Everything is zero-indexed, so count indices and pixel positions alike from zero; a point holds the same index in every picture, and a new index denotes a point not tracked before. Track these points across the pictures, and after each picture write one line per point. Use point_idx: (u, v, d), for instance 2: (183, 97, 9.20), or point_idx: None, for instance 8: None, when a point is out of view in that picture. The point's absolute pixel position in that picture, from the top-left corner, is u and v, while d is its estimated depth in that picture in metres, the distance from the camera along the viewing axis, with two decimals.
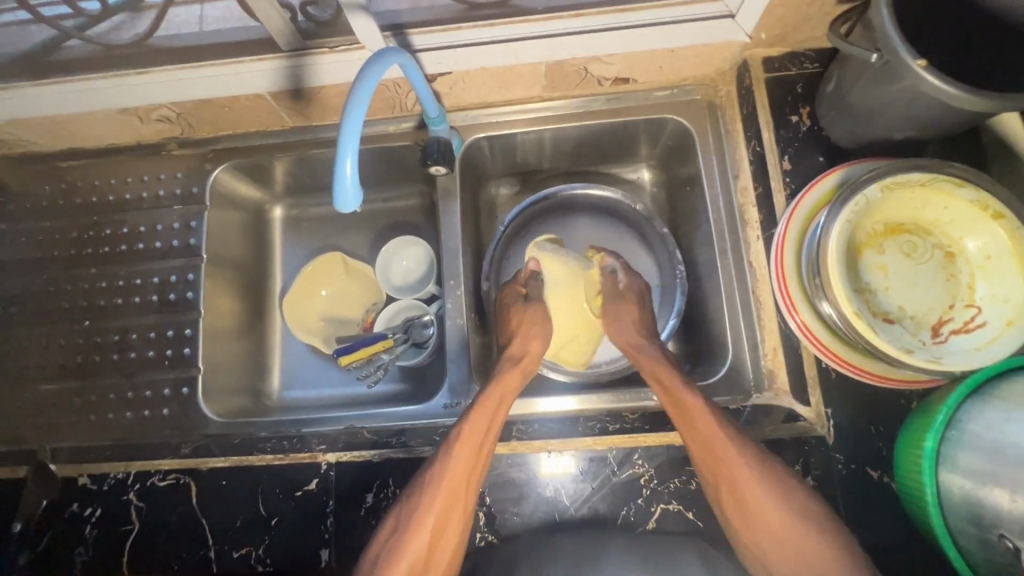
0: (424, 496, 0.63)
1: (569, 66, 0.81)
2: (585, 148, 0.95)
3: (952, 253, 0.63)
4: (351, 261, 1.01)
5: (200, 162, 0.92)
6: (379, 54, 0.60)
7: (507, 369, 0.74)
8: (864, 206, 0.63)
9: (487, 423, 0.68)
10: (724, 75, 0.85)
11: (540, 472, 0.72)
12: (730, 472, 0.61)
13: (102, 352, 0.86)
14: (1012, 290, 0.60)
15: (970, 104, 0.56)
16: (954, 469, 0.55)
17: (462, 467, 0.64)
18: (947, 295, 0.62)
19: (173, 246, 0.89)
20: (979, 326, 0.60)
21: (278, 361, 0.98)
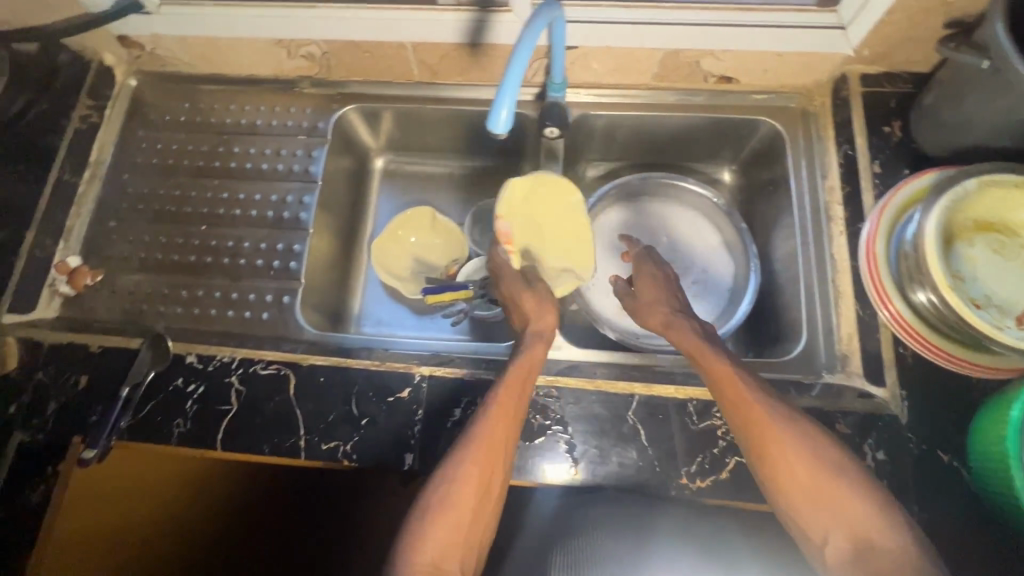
0: (456, 462, 0.66)
1: (683, 57, 0.89)
2: (677, 141, 1.03)
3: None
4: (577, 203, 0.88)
5: (327, 101, 1.00)
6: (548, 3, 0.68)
7: (534, 344, 0.77)
8: (961, 197, 0.68)
9: (509, 389, 0.71)
10: (820, 87, 0.92)
11: (618, 411, 0.75)
12: (766, 424, 0.66)
13: (214, 255, 0.92)
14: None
15: None
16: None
17: (492, 430, 0.68)
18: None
19: (293, 171, 0.97)
20: None
21: (360, 296, 1.04)
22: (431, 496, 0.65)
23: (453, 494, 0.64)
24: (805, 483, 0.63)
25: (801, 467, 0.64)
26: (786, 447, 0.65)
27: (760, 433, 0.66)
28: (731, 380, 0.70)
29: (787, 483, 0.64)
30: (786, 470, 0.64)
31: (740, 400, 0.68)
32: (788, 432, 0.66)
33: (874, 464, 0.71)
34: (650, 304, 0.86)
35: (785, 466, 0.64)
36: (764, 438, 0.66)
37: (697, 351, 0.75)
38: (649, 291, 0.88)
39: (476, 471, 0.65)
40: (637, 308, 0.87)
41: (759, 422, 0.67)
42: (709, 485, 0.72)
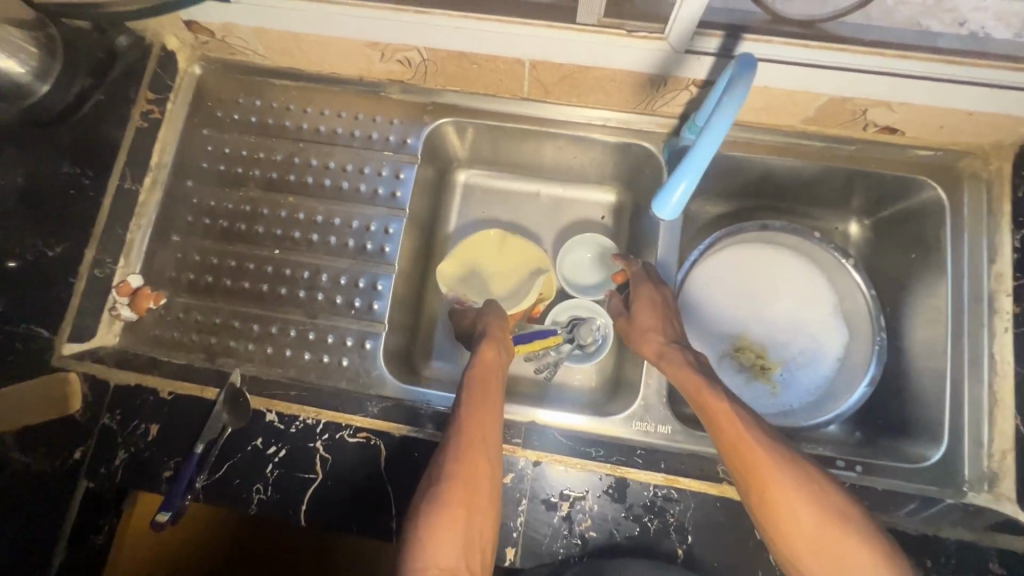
0: (445, 463, 0.61)
1: (850, 104, 0.76)
2: (810, 187, 0.90)
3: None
4: (509, 238, 0.93)
5: (419, 113, 0.88)
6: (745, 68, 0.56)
7: (485, 344, 0.72)
8: None
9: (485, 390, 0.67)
10: (999, 151, 0.79)
11: (745, 526, 0.67)
12: (759, 464, 0.60)
13: (289, 286, 0.83)
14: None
15: None
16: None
17: (474, 430, 0.63)
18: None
19: (378, 194, 0.86)
20: None
21: (435, 329, 0.94)
22: (424, 498, 0.60)
23: (433, 520, 0.57)
24: (808, 534, 0.58)
25: (806, 513, 0.58)
26: (782, 492, 0.59)
27: (756, 478, 0.60)
28: (728, 413, 0.64)
29: (792, 535, 0.58)
30: (791, 516, 0.58)
31: (742, 435, 0.62)
32: (782, 468, 0.60)
33: None
34: (644, 331, 0.77)
35: (787, 512, 0.58)
36: (763, 480, 0.60)
37: (700, 390, 0.66)
38: (647, 315, 0.77)
39: (468, 471, 0.61)
40: (633, 334, 0.78)
41: (755, 462, 0.60)
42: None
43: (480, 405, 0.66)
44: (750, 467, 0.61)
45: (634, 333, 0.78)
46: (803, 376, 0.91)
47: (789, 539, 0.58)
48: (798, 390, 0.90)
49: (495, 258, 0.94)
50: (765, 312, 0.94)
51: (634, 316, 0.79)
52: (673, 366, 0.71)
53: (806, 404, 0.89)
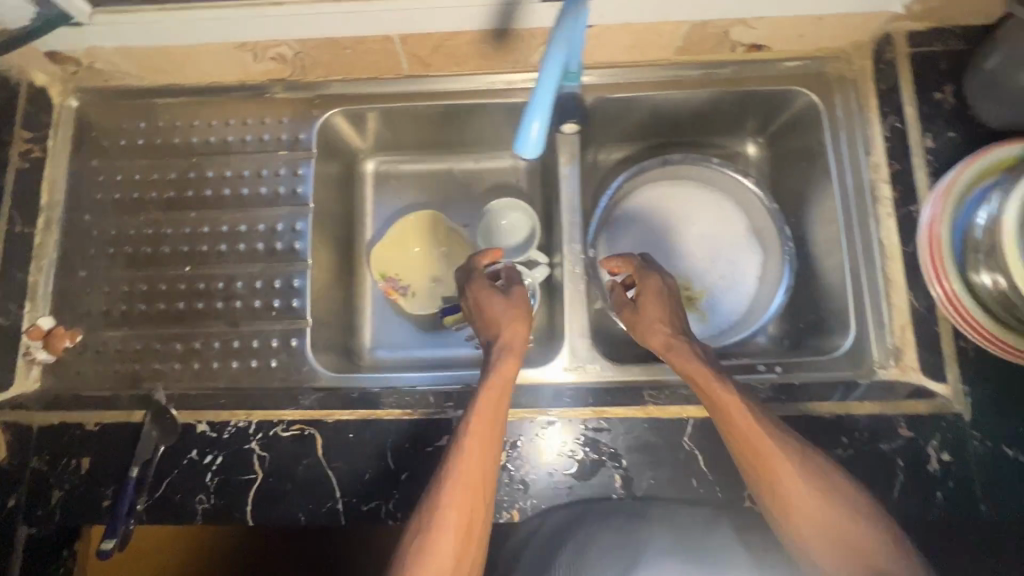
0: (442, 489, 0.64)
1: (710, 27, 0.78)
2: (699, 117, 0.93)
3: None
4: (433, 222, 0.99)
5: (307, 108, 0.88)
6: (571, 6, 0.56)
7: (501, 359, 0.72)
8: None
9: (491, 418, 0.67)
10: (860, 49, 0.83)
11: (674, 444, 0.71)
12: (769, 456, 0.64)
13: (207, 300, 0.83)
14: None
15: None
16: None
17: (476, 460, 0.65)
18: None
19: (279, 194, 0.86)
20: None
21: (369, 318, 0.99)
22: (423, 518, 0.64)
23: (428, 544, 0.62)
24: (808, 517, 0.63)
25: (803, 498, 0.63)
26: (788, 479, 0.63)
27: (763, 468, 0.64)
28: (737, 402, 0.66)
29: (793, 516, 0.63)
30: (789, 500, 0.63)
31: (750, 427, 0.65)
32: (790, 459, 0.64)
33: (940, 468, 0.68)
34: (652, 321, 0.77)
35: (790, 499, 0.64)
36: (769, 470, 0.64)
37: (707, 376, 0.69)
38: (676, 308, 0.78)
39: (466, 501, 0.64)
40: (636, 325, 0.78)
41: (763, 453, 0.64)
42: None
43: (488, 434, 0.66)
44: (757, 458, 0.65)
45: (643, 324, 0.77)
46: (726, 299, 0.95)
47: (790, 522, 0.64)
48: (722, 313, 0.94)
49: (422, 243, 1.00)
50: (683, 244, 0.97)
51: (640, 306, 0.78)
52: (676, 353, 0.73)
53: (732, 323, 0.93)
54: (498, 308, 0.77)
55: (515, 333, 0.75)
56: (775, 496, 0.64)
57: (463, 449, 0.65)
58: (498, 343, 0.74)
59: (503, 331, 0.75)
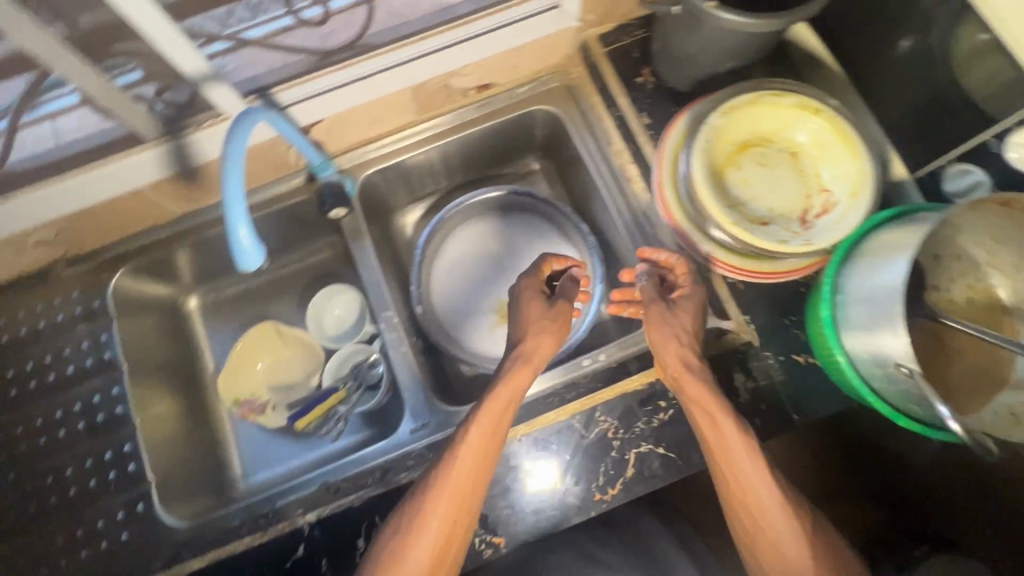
0: (432, 494, 0.67)
1: (430, 85, 0.86)
2: (471, 158, 1.01)
3: (798, 156, 0.73)
4: (271, 328, 1.01)
5: (94, 275, 0.89)
6: (231, 136, 0.60)
7: (518, 369, 0.73)
8: (711, 131, 0.72)
9: (490, 428, 0.69)
10: (571, 60, 0.93)
11: (531, 478, 0.73)
12: (739, 469, 0.65)
13: (39, 499, 0.80)
14: (850, 169, 0.70)
15: (769, 27, 0.67)
16: (846, 305, 0.62)
17: (467, 471, 0.67)
18: (804, 188, 0.72)
19: (88, 368, 0.85)
20: (834, 205, 0.70)
21: (235, 448, 0.97)
22: (404, 518, 0.68)
23: (399, 555, 0.66)
24: (776, 528, 0.64)
25: (773, 510, 0.65)
26: (761, 493, 0.65)
27: (732, 479, 0.66)
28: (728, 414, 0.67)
29: (758, 526, 0.65)
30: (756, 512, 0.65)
31: (735, 441, 0.66)
32: (765, 475, 0.66)
33: (751, 396, 0.74)
34: (667, 320, 0.74)
35: (751, 512, 0.65)
36: (740, 481, 0.66)
37: (680, 365, 0.70)
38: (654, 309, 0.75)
39: (453, 509, 0.66)
40: (654, 322, 0.74)
41: (739, 466, 0.65)
42: (621, 492, 0.72)
43: (476, 468, 0.68)
44: (728, 470, 0.66)
45: (665, 319, 0.74)
46: None
47: (746, 529, 0.66)
48: None
49: (264, 354, 1.01)
50: (508, 271, 1.03)
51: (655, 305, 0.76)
52: (655, 332, 0.73)
53: None
54: (532, 315, 0.78)
55: (543, 346, 0.76)
56: (738, 500, 0.66)
57: (458, 456, 0.68)
58: (518, 348, 0.75)
59: (527, 339, 0.76)
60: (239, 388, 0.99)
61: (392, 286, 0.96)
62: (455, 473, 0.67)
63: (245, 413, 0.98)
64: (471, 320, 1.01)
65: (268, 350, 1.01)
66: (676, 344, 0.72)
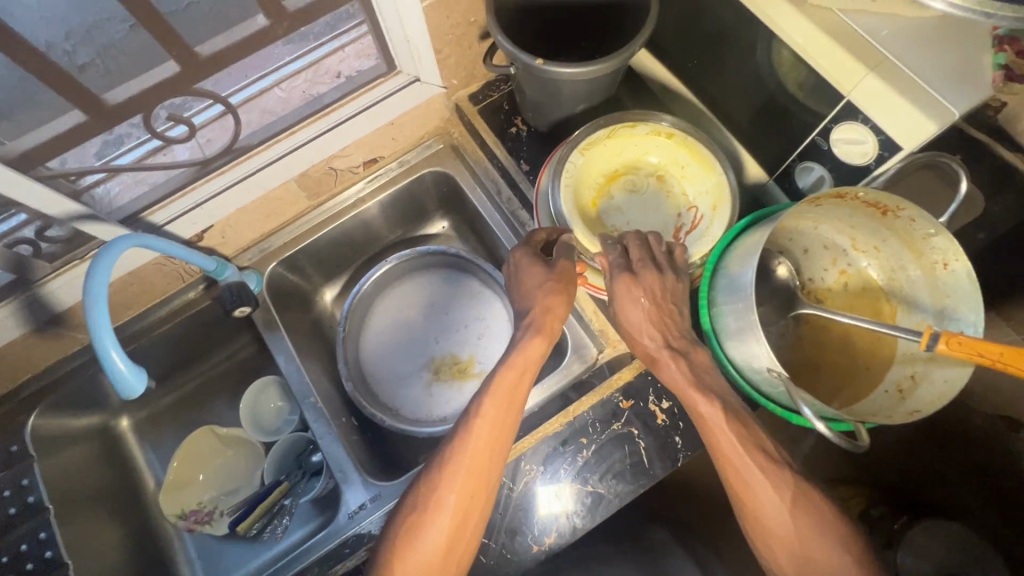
0: (451, 469, 0.63)
1: (314, 172, 0.89)
2: (377, 228, 1.03)
3: (666, 179, 0.81)
4: (211, 432, 1.00)
5: (10, 419, 0.87)
6: (88, 301, 0.59)
7: (532, 341, 0.68)
8: (576, 168, 0.80)
9: (508, 399, 0.66)
10: (450, 121, 0.97)
11: (540, 509, 0.73)
12: (740, 461, 0.60)
13: None
14: (706, 186, 0.78)
15: (607, 69, 0.71)
16: (727, 314, 0.65)
17: (485, 444, 0.64)
18: (673, 206, 0.80)
19: (11, 516, 0.82)
20: (700, 219, 0.77)
21: (188, 562, 0.96)
22: (420, 495, 0.64)
23: (416, 542, 0.61)
24: (778, 520, 0.59)
25: (773, 501, 0.59)
26: (761, 486, 0.59)
27: (730, 470, 0.60)
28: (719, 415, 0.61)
29: (762, 514, 0.60)
30: (757, 503, 0.60)
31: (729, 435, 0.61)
32: (763, 467, 0.60)
33: (667, 415, 0.76)
34: (635, 310, 0.66)
35: (755, 504, 0.60)
36: (739, 472, 0.60)
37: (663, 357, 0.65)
38: (648, 275, 0.67)
39: (471, 483, 0.63)
40: (625, 296, 0.67)
41: (734, 456, 0.60)
42: (556, 538, 0.73)
43: (490, 450, 0.64)
44: (727, 461, 0.61)
45: (632, 300, 0.66)
46: (493, 348, 1.01)
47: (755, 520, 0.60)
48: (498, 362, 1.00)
49: (204, 459, 1.00)
50: (436, 327, 1.03)
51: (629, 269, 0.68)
52: (628, 306, 0.67)
53: None
54: (533, 280, 0.72)
55: (552, 317, 0.70)
56: (736, 489, 0.61)
57: (474, 429, 0.64)
58: (531, 317, 0.70)
59: (537, 306, 0.70)
60: (182, 499, 0.97)
61: (316, 368, 0.97)
62: (469, 455, 0.63)
63: (190, 525, 0.95)
64: (409, 384, 1.00)
65: (208, 454, 1.00)
66: (649, 338, 0.66)
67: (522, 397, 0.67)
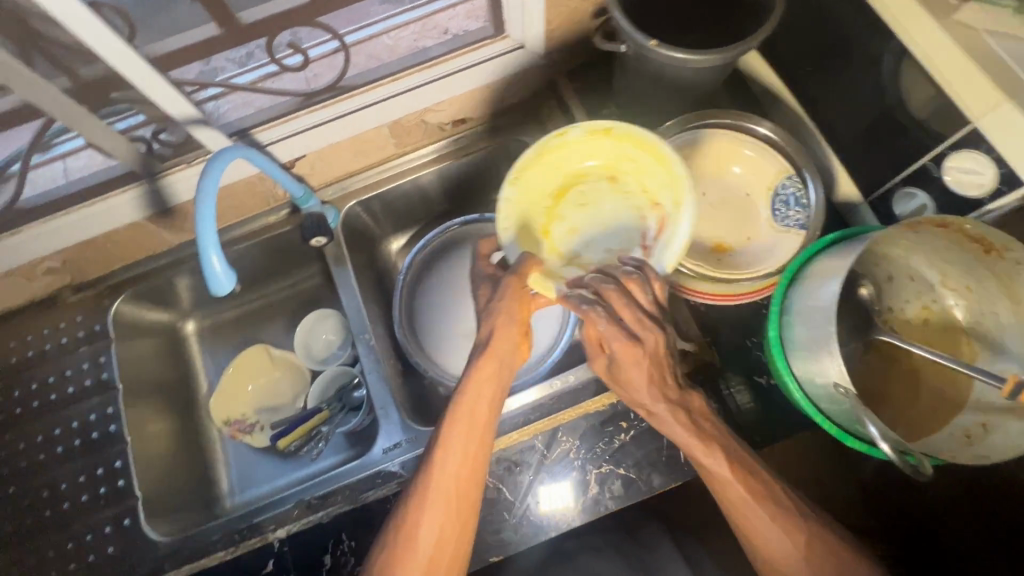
0: (417, 506, 0.64)
1: (407, 122, 0.91)
2: (452, 187, 1.05)
3: (707, 180, 0.77)
4: (269, 351, 1.07)
5: (97, 301, 0.95)
6: (199, 197, 0.63)
7: (479, 369, 0.66)
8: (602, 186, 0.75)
9: (469, 429, 0.64)
10: (543, 95, 0.98)
11: (541, 508, 0.74)
12: (723, 486, 0.63)
13: (35, 513, 0.84)
14: (748, 173, 0.76)
15: (721, 61, 0.70)
16: (796, 325, 0.64)
17: (449, 476, 0.63)
18: (729, 206, 0.76)
19: (87, 387, 0.91)
20: (758, 209, 0.74)
21: (224, 467, 1.00)
22: (391, 531, 0.64)
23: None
24: (771, 538, 0.62)
25: (763, 520, 0.62)
26: (746, 507, 0.62)
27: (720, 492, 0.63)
28: (696, 443, 0.63)
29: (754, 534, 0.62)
30: (744, 522, 0.62)
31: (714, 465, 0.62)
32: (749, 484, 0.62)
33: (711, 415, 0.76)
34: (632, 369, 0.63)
35: (744, 526, 0.63)
36: (728, 497, 0.63)
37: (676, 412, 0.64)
38: (652, 334, 0.63)
39: (439, 520, 0.63)
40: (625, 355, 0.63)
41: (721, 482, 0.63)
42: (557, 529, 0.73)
43: (458, 482, 0.63)
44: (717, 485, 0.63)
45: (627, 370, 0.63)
46: None
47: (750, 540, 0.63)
48: None
49: (257, 374, 1.06)
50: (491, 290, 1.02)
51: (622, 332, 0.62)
52: (633, 368, 0.63)
53: None
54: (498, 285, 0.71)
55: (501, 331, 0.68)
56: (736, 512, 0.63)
57: (436, 463, 0.64)
58: (484, 342, 0.68)
59: (485, 327, 0.69)
60: (231, 408, 1.04)
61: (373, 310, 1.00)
62: (432, 488, 0.64)
63: (232, 432, 1.02)
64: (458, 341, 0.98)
65: (260, 372, 1.06)
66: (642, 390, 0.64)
67: (490, 422, 0.65)
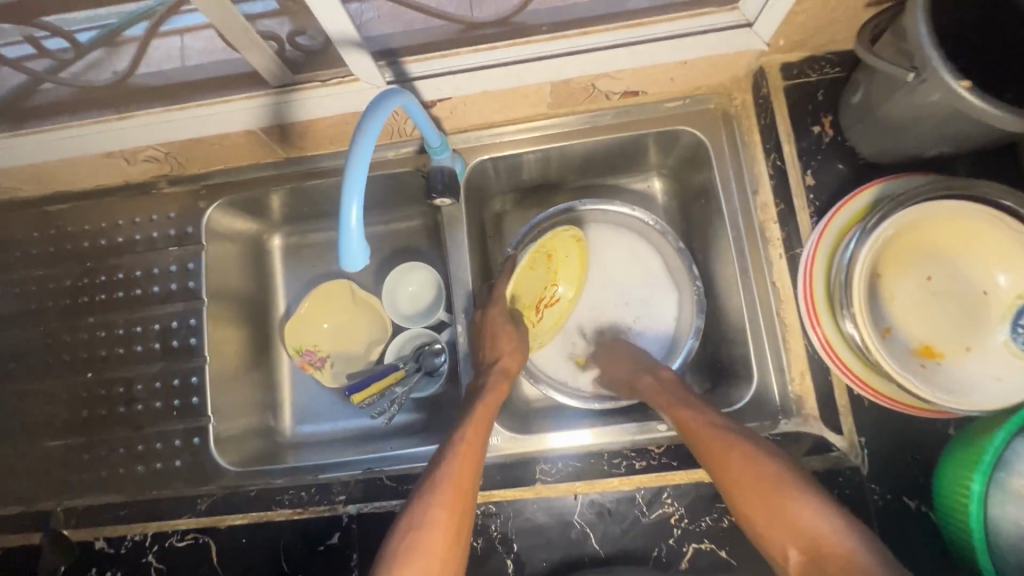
0: (426, 497, 0.63)
1: (575, 84, 0.76)
2: (592, 164, 0.91)
3: (952, 261, 0.61)
4: (353, 288, 0.97)
5: (192, 200, 0.88)
6: (360, 133, 0.54)
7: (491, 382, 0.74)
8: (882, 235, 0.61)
9: (477, 432, 0.68)
10: (739, 83, 0.80)
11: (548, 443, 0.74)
12: (757, 473, 0.61)
13: (109, 406, 0.83)
14: (1006, 277, 0.59)
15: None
16: (1007, 486, 0.54)
17: (460, 468, 0.65)
18: (964, 302, 0.60)
19: (172, 291, 0.86)
20: (998, 324, 0.59)
21: (288, 397, 0.95)
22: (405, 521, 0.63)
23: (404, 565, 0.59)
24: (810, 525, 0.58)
25: (804, 507, 0.58)
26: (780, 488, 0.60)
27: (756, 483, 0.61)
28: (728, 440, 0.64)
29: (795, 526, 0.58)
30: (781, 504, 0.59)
31: (749, 461, 0.62)
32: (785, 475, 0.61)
33: None
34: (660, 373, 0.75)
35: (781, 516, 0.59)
36: (763, 491, 0.60)
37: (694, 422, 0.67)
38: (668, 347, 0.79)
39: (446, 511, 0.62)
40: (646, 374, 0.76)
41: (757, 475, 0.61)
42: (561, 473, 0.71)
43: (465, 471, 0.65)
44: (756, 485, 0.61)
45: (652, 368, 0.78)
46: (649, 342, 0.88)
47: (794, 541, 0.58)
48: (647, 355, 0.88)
49: (336, 310, 0.98)
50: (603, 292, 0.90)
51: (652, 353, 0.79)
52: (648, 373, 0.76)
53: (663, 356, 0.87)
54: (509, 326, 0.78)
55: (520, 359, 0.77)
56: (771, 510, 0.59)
57: (450, 458, 0.66)
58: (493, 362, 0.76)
59: (498, 353, 0.77)
60: (303, 338, 0.96)
61: None
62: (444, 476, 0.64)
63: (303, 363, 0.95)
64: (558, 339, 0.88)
65: (340, 308, 0.98)
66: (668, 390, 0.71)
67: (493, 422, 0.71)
